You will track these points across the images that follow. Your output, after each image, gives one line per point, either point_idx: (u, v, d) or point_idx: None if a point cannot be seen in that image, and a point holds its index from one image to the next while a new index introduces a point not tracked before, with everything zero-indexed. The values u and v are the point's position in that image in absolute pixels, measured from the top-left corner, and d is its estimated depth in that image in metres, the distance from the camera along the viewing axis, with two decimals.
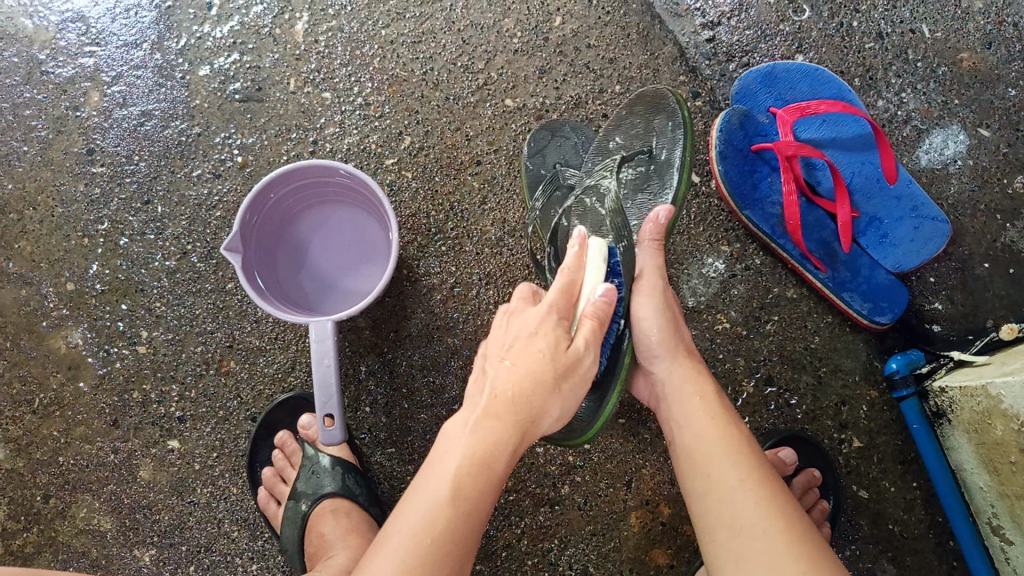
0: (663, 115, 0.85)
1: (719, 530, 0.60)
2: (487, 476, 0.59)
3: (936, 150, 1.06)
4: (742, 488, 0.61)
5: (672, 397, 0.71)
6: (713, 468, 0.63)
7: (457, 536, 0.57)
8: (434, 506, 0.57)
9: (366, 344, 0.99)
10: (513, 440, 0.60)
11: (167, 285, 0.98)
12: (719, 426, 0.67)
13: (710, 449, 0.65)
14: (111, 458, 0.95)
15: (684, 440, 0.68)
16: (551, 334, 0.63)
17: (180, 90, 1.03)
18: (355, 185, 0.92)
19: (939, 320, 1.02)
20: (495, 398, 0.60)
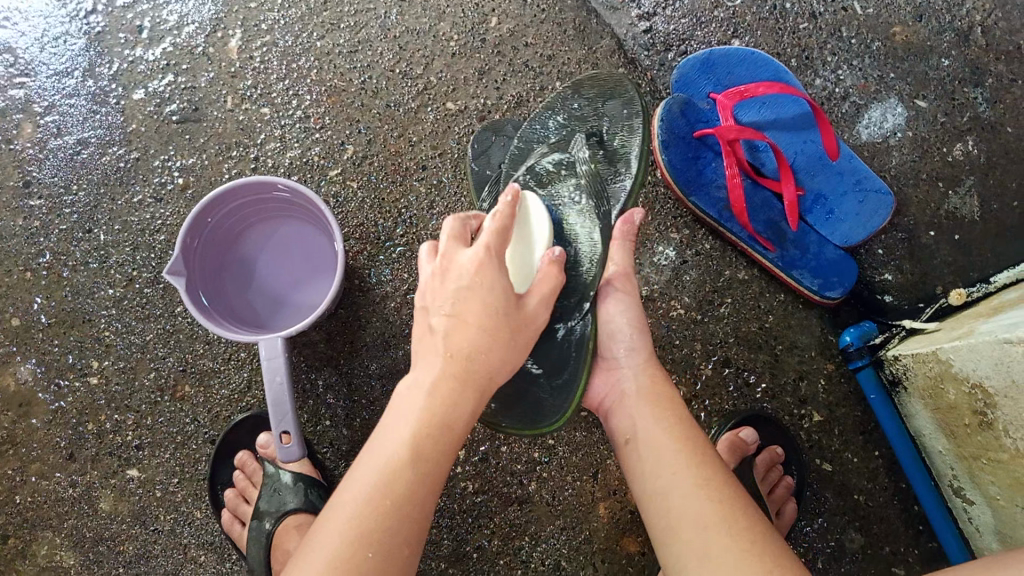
0: (617, 101, 0.81)
1: (683, 528, 0.60)
2: (449, 433, 0.58)
3: (874, 124, 1.07)
4: (700, 489, 0.62)
5: (633, 408, 0.71)
6: (674, 468, 0.64)
7: (419, 500, 0.56)
8: (389, 471, 0.56)
9: (321, 358, 0.98)
10: (471, 401, 0.59)
11: (115, 313, 0.97)
12: (677, 437, 0.67)
13: (671, 454, 0.65)
14: (69, 493, 0.94)
15: (644, 443, 0.68)
16: (501, 282, 0.62)
17: (117, 116, 1.02)
18: (297, 198, 0.91)
19: (889, 291, 1.04)
20: (454, 356, 0.59)
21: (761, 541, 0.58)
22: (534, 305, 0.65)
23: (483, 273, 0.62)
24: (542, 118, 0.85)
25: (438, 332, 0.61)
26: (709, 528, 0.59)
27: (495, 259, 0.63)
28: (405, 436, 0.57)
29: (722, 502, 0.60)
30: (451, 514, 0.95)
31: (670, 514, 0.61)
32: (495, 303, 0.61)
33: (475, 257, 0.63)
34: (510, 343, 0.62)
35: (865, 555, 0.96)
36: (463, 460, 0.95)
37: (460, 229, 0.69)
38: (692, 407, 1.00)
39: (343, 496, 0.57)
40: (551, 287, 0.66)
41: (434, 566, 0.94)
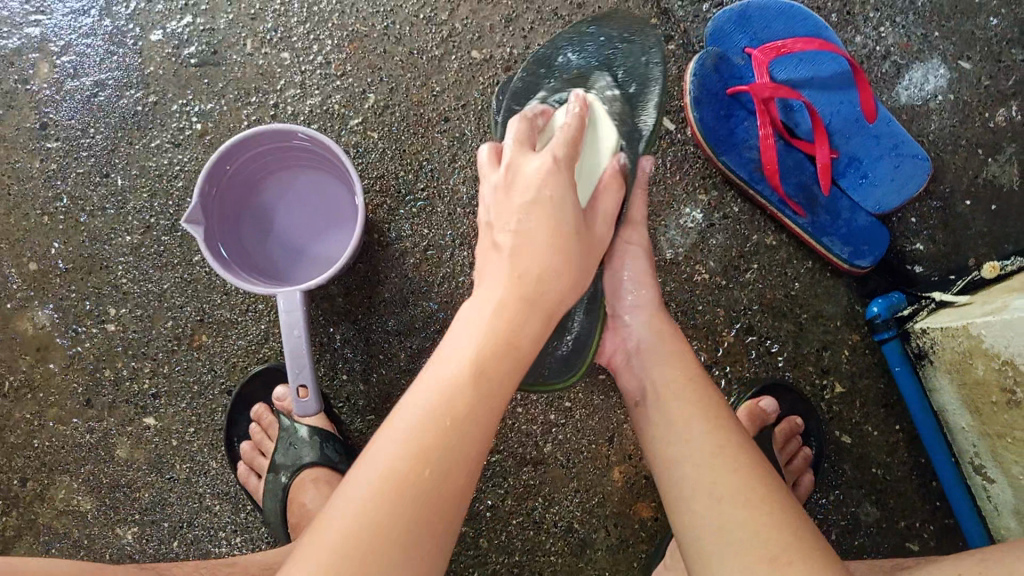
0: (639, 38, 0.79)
1: (700, 500, 0.59)
2: (503, 350, 0.55)
3: (916, 86, 1.03)
4: (721, 457, 0.61)
5: (647, 363, 0.71)
6: (691, 435, 0.64)
7: (478, 420, 0.53)
8: (447, 385, 0.53)
9: (339, 312, 0.97)
10: (537, 324, 0.58)
11: (131, 260, 0.96)
12: (692, 398, 0.67)
13: (682, 417, 0.65)
14: (87, 438, 0.94)
15: (658, 411, 0.67)
16: (570, 206, 0.63)
17: (134, 57, 0.99)
18: (315, 148, 0.88)
19: (920, 261, 1.01)
20: (520, 279, 0.59)
21: (783, 506, 0.57)
22: (604, 225, 0.68)
23: (552, 186, 0.63)
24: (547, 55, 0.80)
25: (508, 248, 0.61)
26: (729, 499, 0.58)
27: (564, 171, 0.65)
28: (469, 353, 0.54)
29: (743, 468, 0.60)
30: None
31: (685, 481, 0.61)
32: (556, 199, 0.63)
33: (543, 165, 0.64)
34: (581, 270, 0.62)
35: (879, 528, 0.96)
36: None
37: (525, 129, 0.69)
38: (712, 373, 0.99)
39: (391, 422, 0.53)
40: (614, 205, 0.68)
41: None
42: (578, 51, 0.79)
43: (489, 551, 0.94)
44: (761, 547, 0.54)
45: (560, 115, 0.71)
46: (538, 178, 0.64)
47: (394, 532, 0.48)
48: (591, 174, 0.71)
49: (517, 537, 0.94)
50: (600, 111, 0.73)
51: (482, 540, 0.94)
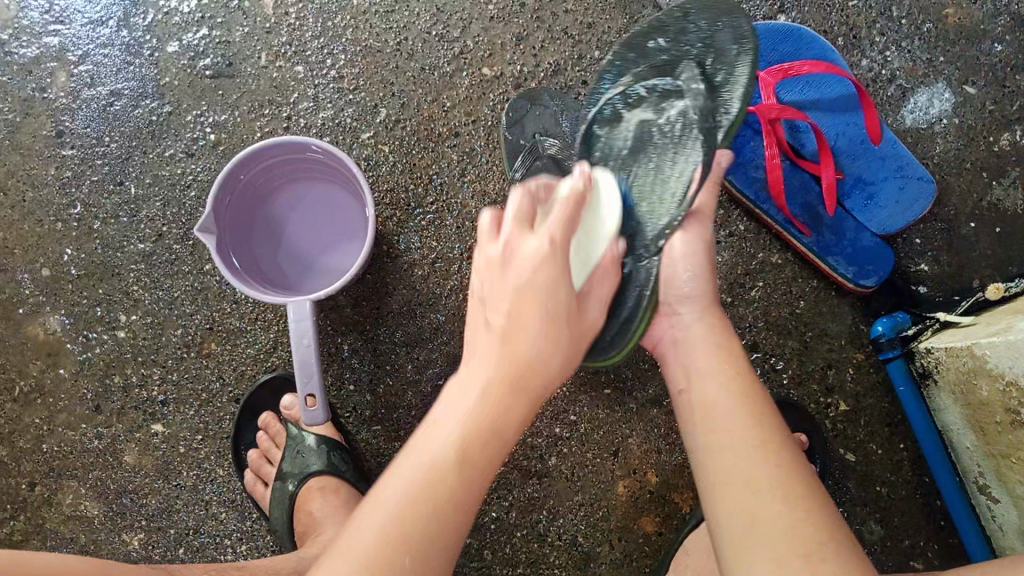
0: (727, 32, 0.73)
1: (737, 491, 0.60)
2: (489, 438, 0.56)
3: (920, 109, 1.04)
4: (761, 450, 0.61)
5: (694, 344, 0.71)
6: (732, 428, 0.63)
7: (469, 490, 0.55)
8: (436, 467, 0.54)
9: (347, 323, 0.98)
10: (524, 407, 0.59)
11: (143, 267, 0.97)
12: (738, 394, 0.66)
13: (727, 413, 0.65)
14: (94, 444, 0.95)
15: (700, 400, 0.67)
16: (564, 289, 0.59)
17: (150, 68, 1.01)
18: (328, 160, 0.90)
19: (925, 281, 1.02)
20: (512, 359, 0.58)
21: (819, 512, 0.58)
22: (598, 314, 0.65)
23: (545, 276, 0.58)
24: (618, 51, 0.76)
25: (498, 348, 0.58)
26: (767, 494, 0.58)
27: (560, 255, 0.59)
28: (453, 438, 0.55)
29: (778, 463, 0.60)
30: None
31: (723, 472, 0.62)
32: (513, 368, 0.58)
33: (540, 251, 0.59)
34: (568, 350, 0.61)
35: (883, 546, 0.96)
36: None
37: (527, 207, 0.62)
38: None
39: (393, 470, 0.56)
40: (609, 292, 0.66)
41: None
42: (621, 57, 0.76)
43: (493, 564, 0.94)
44: (794, 549, 0.55)
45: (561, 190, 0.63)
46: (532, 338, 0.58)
47: (398, 561, 0.51)
48: (591, 236, 0.67)
49: (521, 550, 0.94)
50: (606, 185, 0.69)
51: (486, 552, 0.94)
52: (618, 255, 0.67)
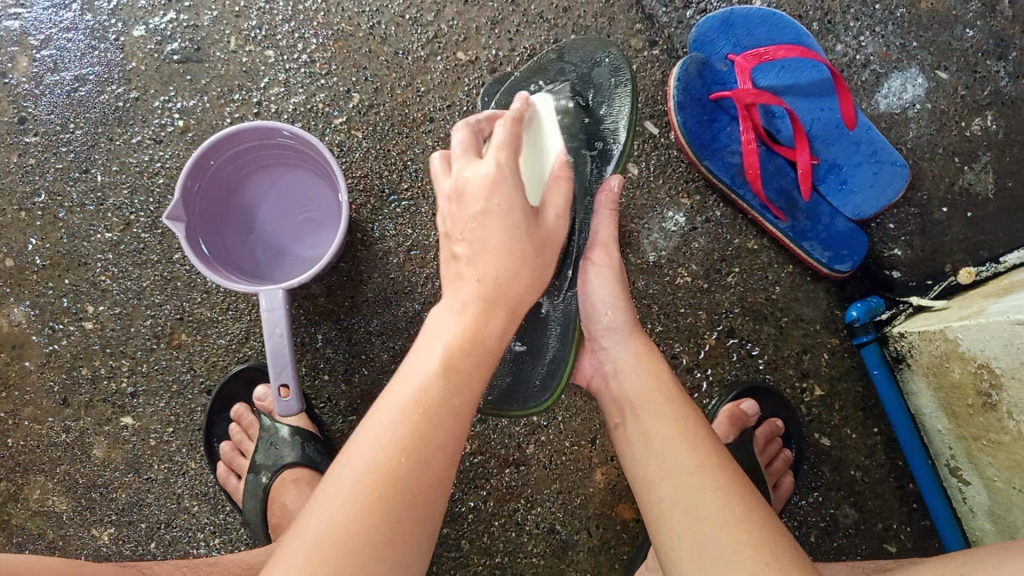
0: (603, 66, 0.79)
1: (677, 517, 0.59)
2: (438, 423, 0.53)
3: (894, 95, 1.05)
4: (698, 472, 0.60)
5: (626, 372, 0.71)
6: (668, 452, 0.63)
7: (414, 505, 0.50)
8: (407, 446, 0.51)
9: (321, 312, 0.96)
10: (500, 321, 0.59)
11: (110, 257, 0.94)
12: (669, 411, 0.66)
13: (664, 440, 0.64)
14: (62, 438, 0.92)
15: (636, 433, 0.66)
16: (519, 203, 0.61)
17: (115, 53, 0.98)
18: (300, 146, 0.88)
19: (899, 266, 1.02)
20: (448, 359, 0.55)
21: (759, 526, 0.57)
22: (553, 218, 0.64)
23: (499, 196, 0.61)
24: (537, 68, 0.82)
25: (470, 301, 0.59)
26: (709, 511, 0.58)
27: (509, 175, 0.61)
28: (409, 416, 0.52)
29: (715, 481, 0.60)
30: None
31: (661, 500, 0.61)
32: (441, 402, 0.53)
33: (488, 176, 0.61)
34: (507, 322, 0.59)
35: (857, 530, 0.97)
36: None
37: (470, 140, 0.66)
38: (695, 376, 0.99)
39: (333, 480, 0.51)
40: (566, 197, 0.65)
41: None
42: (547, 77, 0.80)
43: (470, 554, 0.93)
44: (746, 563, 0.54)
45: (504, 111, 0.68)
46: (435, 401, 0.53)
47: (351, 554, 0.47)
48: (538, 156, 0.68)
49: (498, 539, 0.93)
50: (545, 107, 0.71)
51: (463, 542, 0.93)
52: (567, 160, 0.67)
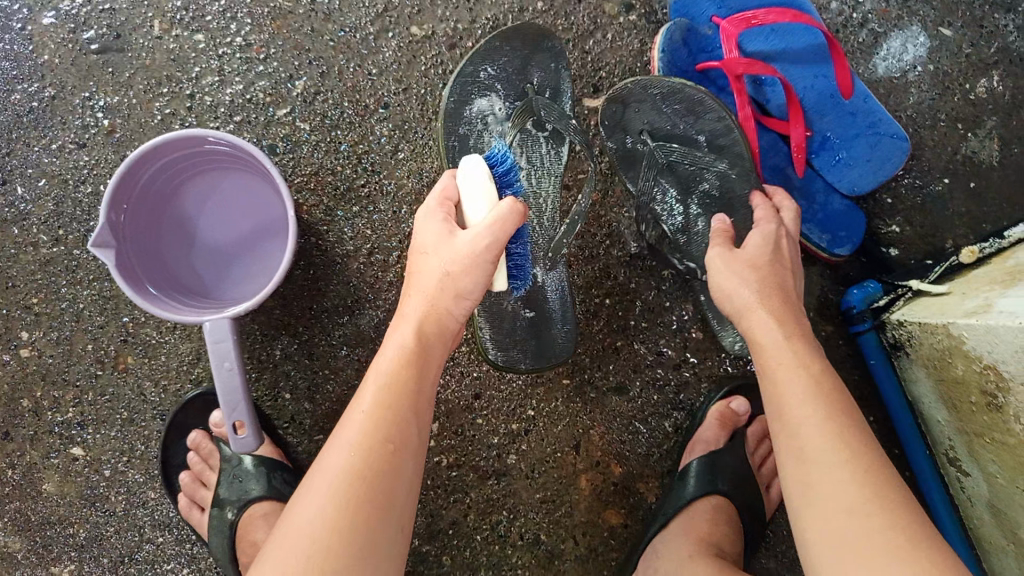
0: (545, 56, 0.86)
1: (817, 483, 0.54)
2: (402, 395, 0.60)
3: (893, 57, 0.96)
4: (831, 432, 0.56)
5: (774, 349, 0.62)
6: (800, 414, 0.58)
7: (388, 463, 0.56)
8: (374, 418, 0.58)
9: (278, 325, 0.88)
10: (432, 346, 0.64)
11: (40, 277, 0.86)
12: (798, 368, 0.60)
13: (800, 403, 0.58)
14: (10, 474, 0.86)
15: (773, 397, 0.61)
16: (432, 234, 0.66)
17: (25, 45, 0.87)
18: (237, 151, 0.79)
19: (897, 244, 0.96)
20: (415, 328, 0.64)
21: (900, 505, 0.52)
22: (469, 239, 0.63)
23: (420, 233, 0.67)
24: (470, 72, 0.83)
25: (408, 316, 0.65)
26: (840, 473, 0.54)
27: (438, 215, 0.67)
28: (376, 394, 0.60)
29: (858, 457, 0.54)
30: (424, 490, 0.90)
31: (802, 457, 0.56)
32: (393, 367, 0.61)
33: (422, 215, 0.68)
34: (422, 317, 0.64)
35: None
36: (437, 433, 0.90)
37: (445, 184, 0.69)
38: None
39: (325, 459, 0.57)
40: (499, 238, 0.63)
41: (408, 542, 0.90)
42: (495, 66, 0.84)
43: (453, 570, 0.89)
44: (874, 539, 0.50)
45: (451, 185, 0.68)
46: (388, 363, 0.61)
47: (350, 513, 0.53)
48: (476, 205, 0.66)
49: (482, 554, 0.89)
50: (471, 173, 0.66)
51: (445, 559, 0.89)
52: (512, 215, 0.63)
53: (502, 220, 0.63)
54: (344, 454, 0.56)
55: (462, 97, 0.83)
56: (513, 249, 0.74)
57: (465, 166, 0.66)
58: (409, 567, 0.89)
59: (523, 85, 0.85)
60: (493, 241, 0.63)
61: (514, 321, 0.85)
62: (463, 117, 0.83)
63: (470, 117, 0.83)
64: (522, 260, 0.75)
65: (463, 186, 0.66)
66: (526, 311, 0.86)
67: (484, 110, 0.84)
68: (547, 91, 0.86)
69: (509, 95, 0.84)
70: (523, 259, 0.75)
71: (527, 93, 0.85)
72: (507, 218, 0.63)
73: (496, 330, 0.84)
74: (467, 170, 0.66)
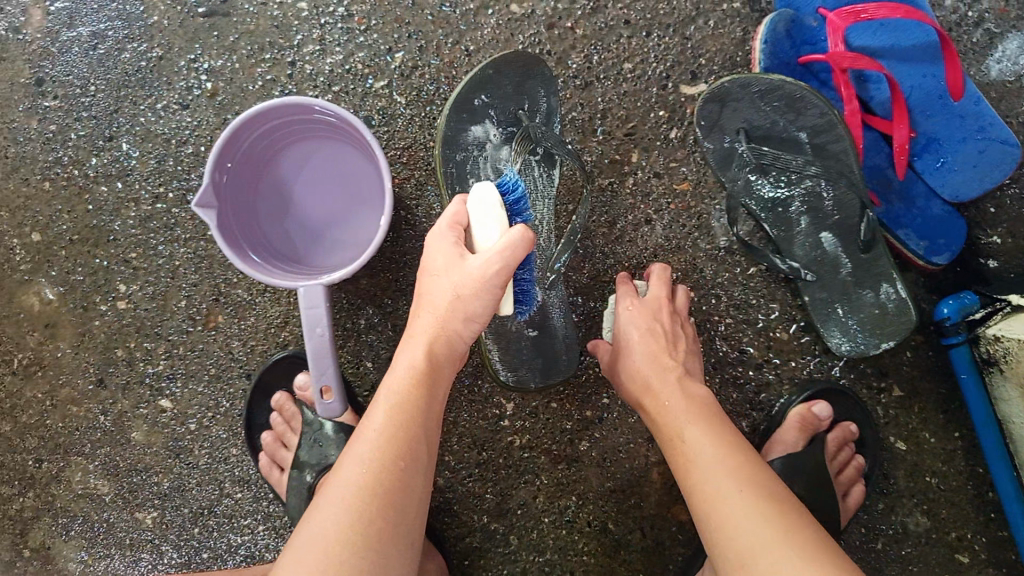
0: (536, 82, 0.84)
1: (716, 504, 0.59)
2: (412, 414, 0.61)
3: (1008, 59, 0.92)
4: (724, 459, 0.62)
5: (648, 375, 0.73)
6: (686, 443, 0.65)
7: (402, 483, 0.58)
8: (385, 437, 0.59)
9: (364, 296, 0.89)
10: (440, 364, 0.65)
11: (140, 233, 0.89)
12: (694, 394, 0.70)
13: (690, 434, 0.66)
14: (101, 420, 0.90)
15: (673, 435, 0.67)
16: (439, 254, 0.65)
17: (135, 5, 0.89)
18: (337, 121, 0.80)
19: (996, 256, 0.93)
20: (428, 348, 0.64)
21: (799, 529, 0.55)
22: (479, 263, 0.62)
23: (428, 253, 0.66)
24: (464, 98, 0.81)
25: (417, 336, 0.65)
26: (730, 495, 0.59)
27: (447, 235, 0.65)
28: (388, 413, 0.61)
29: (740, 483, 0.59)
30: (495, 469, 0.90)
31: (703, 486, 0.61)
32: (404, 386, 0.62)
33: (432, 236, 0.67)
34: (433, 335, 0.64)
35: (929, 539, 0.92)
36: (513, 413, 0.90)
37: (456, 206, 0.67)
38: (764, 372, 0.92)
39: (335, 478, 0.59)
40: (509, 264, 0.61)
41: (476, 519, 0.91)
42: (488, 93, 0.82)
43: (519, 549, 0.90)
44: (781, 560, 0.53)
45: (462, 212, 0.66)
46: (400, 383, 0.62)
47: (364, 530, 0.55)
48: (486, 235, 0.64)
49: (548, 536, 0.90)
50: (484, 205, 0.64)
51: (512, 538, 0.90)
52: (516, 244, 0.61)
53: (512, 246, 0.61)
54: (355, 471, 0.58)
55: (459, 126, 0.82)
56: (517, 274, 0.73)
57: (478, 192, 0.65)
58: (476, 542, 0.91)
59: (517, 111, 0.83)
60: (503, 266, 0.61)
61: (521, 342, 0.85)
62: (460, 143, 0.82)
63: (468, 142, 0.82)
64: (527, 286, 0.74)
65: (474, 213, 0.65)
66: (530, 331, 0.85)
67: (481, 137, 0.82)
68: (541, 115, 0.85)
69: (502, 120, 0.83)
70: (527, 284, 0.74)
71: (521, 119, 0.83)
72: (516, 244, 0.61)
73: (504, 352, 0.84)
74: (479, 196, 0.65)
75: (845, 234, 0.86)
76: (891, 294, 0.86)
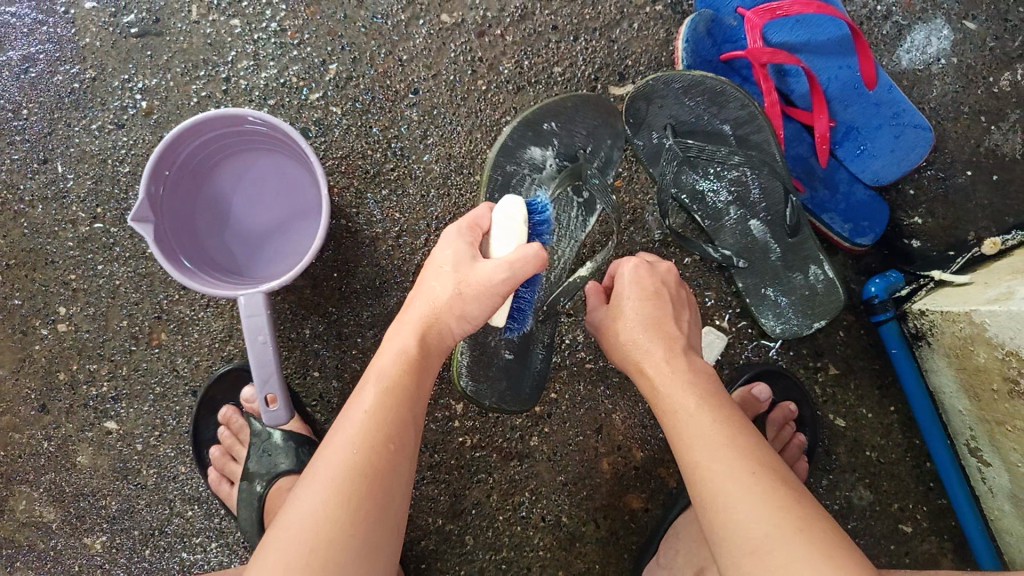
0: (609, 131, 0.87)
1: (712, 476, 0.57)
2: (401, 399, 0.61)
3: (917, 49, 0.97)
4: (719, 433, 0.60)
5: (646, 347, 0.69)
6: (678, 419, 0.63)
7: (386, 464, 0.58)
8: (370, 419, 0.59)
9: (308, 305, 0.90)
10: (427, 354, 0.65)
11: (78, 254, 0.88)
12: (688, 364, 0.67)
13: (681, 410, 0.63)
14: (45, 446, 0.89)
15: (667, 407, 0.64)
16: (444, 255, 0.67)
17: (66, 28, 0.89)
18: (272, 131, 0.81)
19: (918, 235, 0.97)
20: (417, 336, 0.64)
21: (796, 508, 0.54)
22: (488, 268, 0.64)
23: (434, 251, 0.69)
24: (535, 120, 0.85)
25: (408, 323, 0.65)
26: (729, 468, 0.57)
27: (462, 240, 0.69)
28: (375, 396, 0.61)
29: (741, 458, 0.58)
30: (448, 470, 0.91)
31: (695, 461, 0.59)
32: (388, 372, 0.62)
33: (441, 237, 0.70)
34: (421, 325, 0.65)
35: (873, 512, 0.94)
36: (462, 413, 0.91)
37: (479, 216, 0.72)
38: None
39: (318, 460, 0.58)
40: (518, 274, 0.64)
41: (431, 521, 0.91)
42: (560, 124, 0.86)
43: (475, 549, 0.91)
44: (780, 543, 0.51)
45: (489, 225, 0.71)
46: (385, 368, 0.63)
47: (347, 512, 0.55)
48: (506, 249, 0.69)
49: (504, 534, 0.90)
50: (511, 220, 0.70)
51: (468, 538, 0.91)
52: (526, 258, 0.64)
53: (522, 259, 0.64)
54: (341, 451, 0.58)
55: (520, 140, 0.85)
56: (522, 293, 0.80)
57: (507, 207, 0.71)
58: (432, 545, 0.91)
59: (577, 149, 0.86)
60: (509, 276, 0.64)
61: (496, 357, 0.84)
62: (516, 157, 0.85)
63: (523, 159, 0.85)
64: (523, 305, 0.81)
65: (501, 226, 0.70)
66: (510, 354, 0.85)
67: (536, 158, 0.85)
68: (599, 161, 0.87)
69: (562, 153, 0.86)
70: (525, 303, 0.81)
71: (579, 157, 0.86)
72: (528, 259, 0.64)
73: (475, 363, 0.83)
74: (508, 212, 0.71)
75: (773, 221, 0.89)
76: (819, 275, 0.89)
